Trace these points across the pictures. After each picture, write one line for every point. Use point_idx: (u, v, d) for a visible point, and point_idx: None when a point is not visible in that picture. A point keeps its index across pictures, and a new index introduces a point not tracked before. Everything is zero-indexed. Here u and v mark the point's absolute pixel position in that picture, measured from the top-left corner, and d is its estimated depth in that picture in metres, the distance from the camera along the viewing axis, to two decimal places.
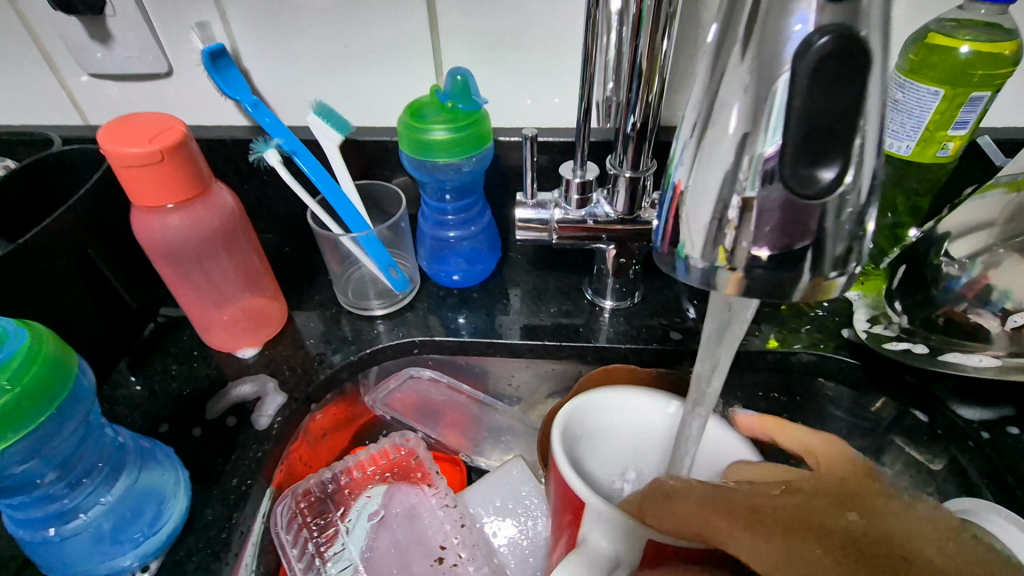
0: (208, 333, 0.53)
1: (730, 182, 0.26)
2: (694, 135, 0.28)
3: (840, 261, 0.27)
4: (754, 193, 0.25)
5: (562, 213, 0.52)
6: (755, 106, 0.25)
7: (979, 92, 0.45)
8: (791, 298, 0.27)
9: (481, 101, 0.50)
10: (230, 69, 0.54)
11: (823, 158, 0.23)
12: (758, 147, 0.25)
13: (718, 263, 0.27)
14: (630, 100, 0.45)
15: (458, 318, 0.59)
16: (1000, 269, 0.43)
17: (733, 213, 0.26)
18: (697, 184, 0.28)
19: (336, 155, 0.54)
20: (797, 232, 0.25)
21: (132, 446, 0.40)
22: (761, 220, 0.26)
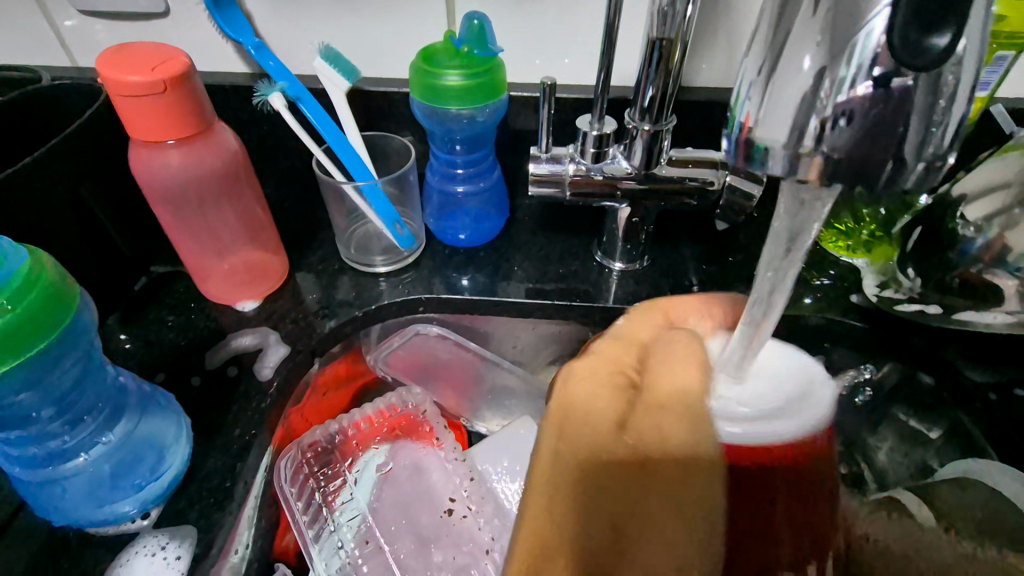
0: (208, 284, 0.52)
1: (807, 106, 0.22)
2: (759, 69, 0.24)
3: (925, 160, 0.22)
4: (835, 111, 0.22)
5: (577, 167, 0.51)
6: (839, 32, 0.21)
7: (1004, 51, 0.43)
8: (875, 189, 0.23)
9: (496, 50, 0.48)
10: (232, 9, 0.52)
11: (931, 26, 0.20)
12: (843, 65, 0.21)
13: (797, 157, 0.23)
14: (650, 52, 0.43)
15: (462, 278, 0.58)
16: (1017, 230, 0.42)
17: (810, 137, 0.22)
18: (770, 111, 0.23)
19: (343, 102, 0.52)
20: (880, 148, 0.22)
21: (134, 392, 0.39)
22: (844, 139, 0.22)
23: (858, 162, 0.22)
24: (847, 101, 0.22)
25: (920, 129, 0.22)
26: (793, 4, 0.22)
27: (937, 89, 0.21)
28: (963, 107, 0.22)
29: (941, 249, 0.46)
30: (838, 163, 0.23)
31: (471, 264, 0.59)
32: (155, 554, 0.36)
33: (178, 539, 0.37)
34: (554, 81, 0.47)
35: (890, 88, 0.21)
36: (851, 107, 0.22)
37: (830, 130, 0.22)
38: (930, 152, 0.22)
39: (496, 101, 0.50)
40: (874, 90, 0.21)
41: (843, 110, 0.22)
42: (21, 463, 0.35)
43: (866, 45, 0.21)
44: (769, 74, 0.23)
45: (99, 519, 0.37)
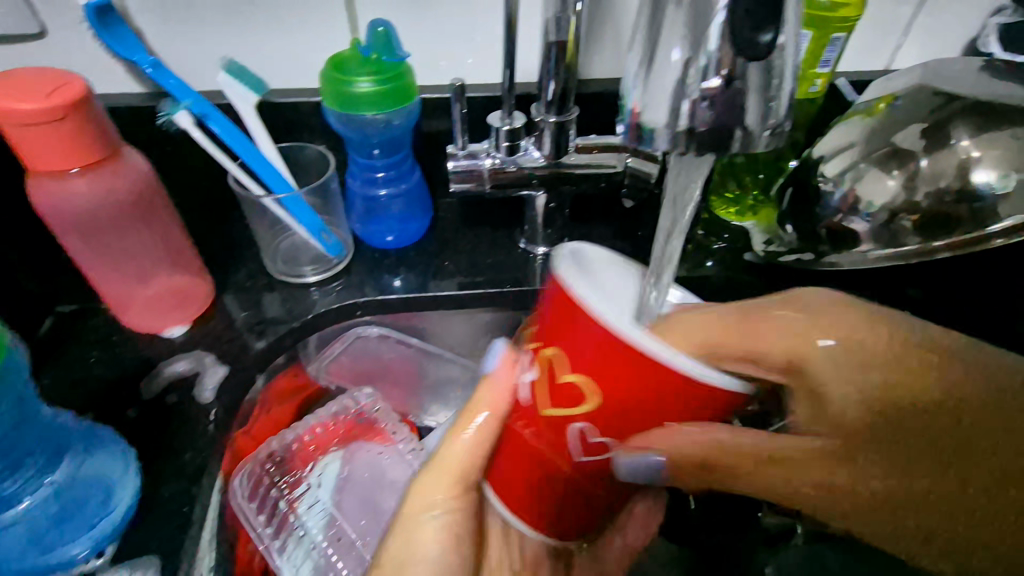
0: (129, 314, 0.50)
1: (678, 92, 0.27)
2: (639, 62, 0.28)
3: (768, 127, 0.27)
4: (699, 94, 0.26)
5: (494, 162, 0.54)
6: (696, 28, 0.26)
7: (838, 33, 0.51)
8: (733, 151, 0.28)
9: (403, 56, 0.50)
10: (121, 27, 0.50)
11: (762, 24, 0.24)
12: (700, 58, 0.26)
13: (676, 137, 0.28)
14: (548, 50, 0.47)
15: (394, 279, 0.60)
16: (863, 182, 0.50)
17: (683, 118, 0.27)
18: (651, 100, 0.28)
19: (252, 116, 0.52)
20: (735, 118, 0.27)
21: (80, 433, 0.39)
22: (707, 116, 0.27)
23: (718, 133, 0.27)
24: (704, 87, 0.26)
25: (761, 104, 0.27)
26: (662, 7, 0.27)
27: (770, 71, 0.26)
28: (790, 89, 0.27)
29: (810, 205, 0.53)
30: (701, 139, 0.27)
31: (401, 265, 0.61)
32: None
33: (142, 570, 0.38)
34: (462, 81, 0.50)
35: (735, 76, 0.26)
36: (709, 94, 0.26)
37: (696, 112, 0.27)
38: (771, 122, 0.27)
39: (408, 105, 0.52)
40: (726, 80, 0.26)
41: (706, 93, 0.26)
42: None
43: (713, 39, 0.25)
44: (649, 69, 0.28)
45: (51, 561, 0.36)
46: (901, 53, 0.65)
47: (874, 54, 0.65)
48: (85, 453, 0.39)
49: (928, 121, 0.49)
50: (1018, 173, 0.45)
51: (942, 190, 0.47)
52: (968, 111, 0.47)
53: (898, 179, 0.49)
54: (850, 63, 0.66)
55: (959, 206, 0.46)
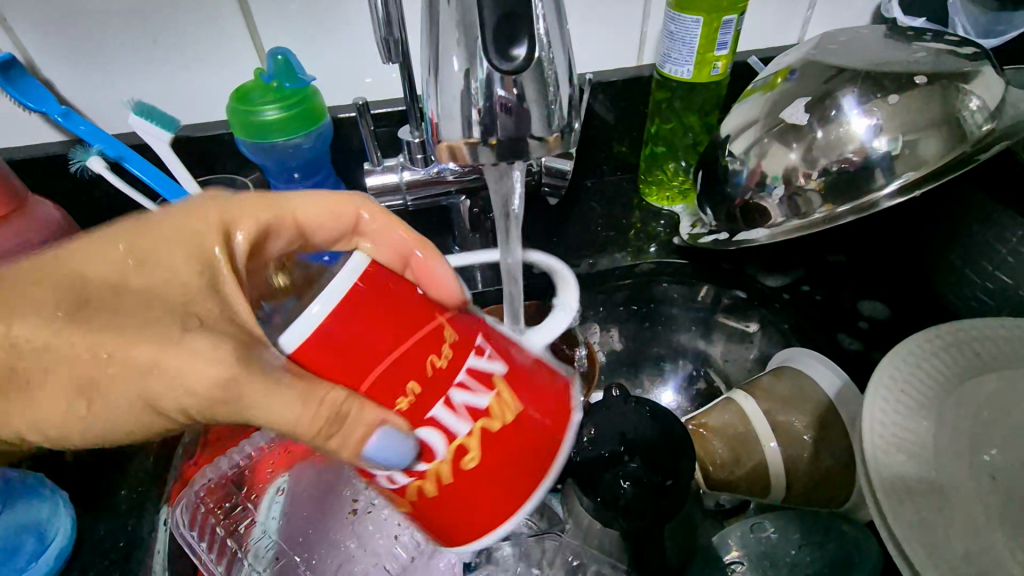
0: None
1: (466, 103, 0.30)
2: (430, 73, 0.31)
3: (554, 130, 0.30)
4: (482, 107, 0.29)
5: (412, 174, 0.55)
6: (468, 44, 0.28)
7: (729, 15, 0.52)
8: (529, 155, 0.31)
9: (307, 79, 0.52)
10: (25, 79, 0.50)
11: (513, 39, 0.27)
12: (477, 75, 0.29)
13: (475, 146, 0.30)
14: None
15: None
16: (768, 158, 0.51)
17: (476, 129, 0.30)
18: (446, 117, 0.31)
19: (169, 154, 0.53)
20: (522, 125, 0.30)
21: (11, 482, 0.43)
22: (495, 126, 0.30)
23: (512, 140, 0.30)
24: (487, 101, 0.29)
25: (542, 109, 0.29)
26: (437, 22, 0.29)
27: (543, 79, 0.29)
28: (568, 90, 0.30)
29: (720, 185, 0.54)
30: (498, 145, 0.30)
31: None
32: None
33: None
34: (365, 99, 0.51)
35: (510, 85, 0.28)
36: (494, 103, 0.29)
37: (482, 120, 0.30)
38: (556, 124, 0.30)
39: (318, 127, 0.53)
40: (507, 87, 0.28)
41: (488, 106, 0.29)
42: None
43: (482, 57, 0.28)
44: (439, 86, 0.30)
45: None
46: (811, 24, 0.67)
47: (785, 30, 0.66)
48: (24, 498, 0.42)
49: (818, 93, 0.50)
50: (906, 134, 0.46)
51: (839, 160, 0.48)
52: (855, 80, 0.48)
53: (798, 151, 0.50)
54: (763, 40, 0.67)
55: (851, 175, 0.48)
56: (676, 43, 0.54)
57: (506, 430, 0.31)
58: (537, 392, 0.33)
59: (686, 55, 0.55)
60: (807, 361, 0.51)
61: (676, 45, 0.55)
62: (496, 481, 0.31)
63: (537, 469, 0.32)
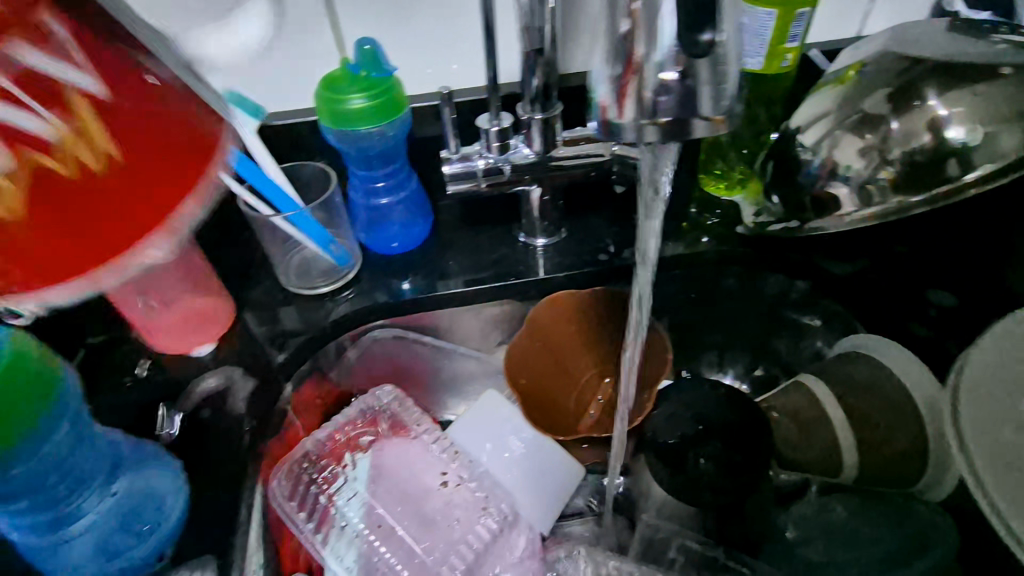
0: (156, 338, 0.53)
1: (639, 88, 0.30)
2: (608, 64, 0.31)
3: (721, 110, 0.30)
4: (654, 83, 0.30)
5: (486, 161, 0.56)
6: (649, 25, 0.29)
7: (803, 8, 0.53)
8: (692, 135, 0.30)
9: (390, 70, 0.53)
10: None
11: (698, 24, 0.28)
12: (656, 53, 0.30)
13: (641, 123, 0.31)
14: (529, 66, 0.51)
15: (402, 283, 0.62)
16: (840, 148, 0.52)
17: (644, 103, 0.30)
18: (613, 98, 0.31)
19: (255, 140, 0.55)
20: (691, 102, 0.30)
21: (132, 445, 0.42)
22: (664, 103, 0.30)
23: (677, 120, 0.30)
24: (661, 79, 0.30)
25: (712, 90, 0.30)
26: (615, 11, 0.31)
27: (716, 60, 0.29)
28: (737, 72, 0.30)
29: (791, 175, 0.55)
30: (663, 125, 0.30)
31: (407, 269, 0.63)
32: None
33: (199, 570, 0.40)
34: (448, 88, 0.53)
35: (685, 64, 0.29)
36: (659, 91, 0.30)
37: (653, 97, 0.30)
38: (723, 106, 0.30)
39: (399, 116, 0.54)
40: (679, 74, 0.29)
41: (661, 81, 0.30)
42: (35, 530, 0.38)
43: (665, 38, 0.29)
44: (614, 70, 0.31)
45: (115, 570, 0.39)
46: (871, 20, 0.67)
47: (844, 23, 0.67)
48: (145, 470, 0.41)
49: (895, 85, 0.51)
50: (985, 125, 0.47)
51: (913, 150, 0.49)
52: (932, 73, 0.50)
53: (871, 141, 0.51)
54: (823, 34, 0.68)
55: (924, 165, 0.49)
56: (748, 36, 0.56)
57: (104, 165, 0.22)
58: (163, 146, 0.23)
59: (756, 47, 0.56)
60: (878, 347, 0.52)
61: (747, 36, 0.56)
62: (90, 218, 0.21)
63: (156, 189, 0.22)
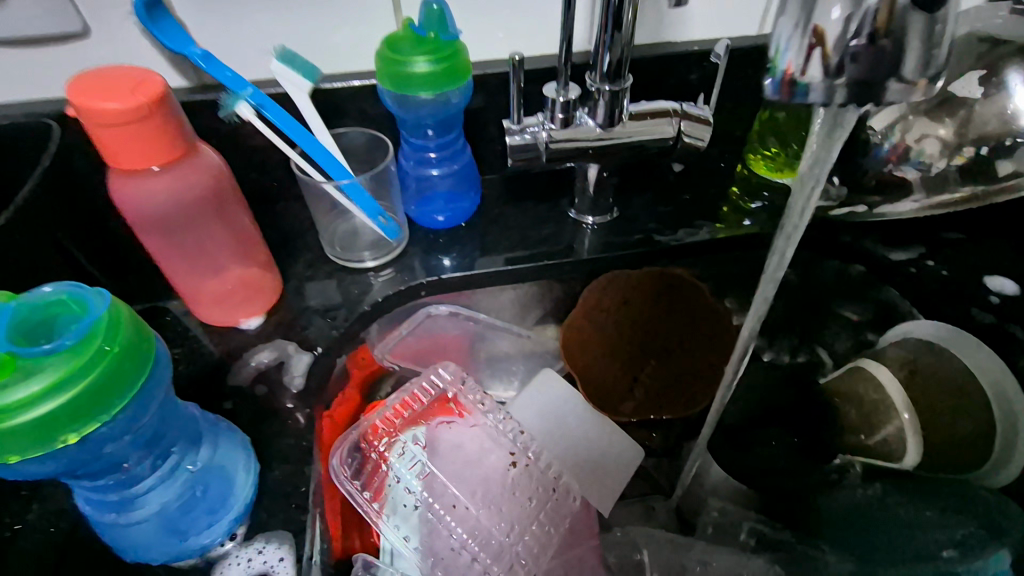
0: (204, 309, 0.51)
1: (842, 43, 0.28)
2: (795, 23, 0.29)
3: (928, 74, 0.29)
4: (859, 38, 0.28)
5: (549, 133, 0.54)
6: None
7: None
8: (882, 98, 0.30)
9: (456, 33, 0.51)
10: (166, 19, 0.48)
11: None
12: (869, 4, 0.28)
13: (831, 81, 0.29)
14: (607, 40, 0.50)
15: (441, 259, 0.60)
16: (912, 133, 0.52)
17: (835, 60, 0.29)
18: (803, 52, 0.29)
19: (308, 103, 0.52)
20: (892, 63, 0.29)
21: (204, 419, 0.39)
22: (860, 61, 0.29)
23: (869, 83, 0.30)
24: (865, 35, 0.28)
25: (921, 52, 0.29)
26: None
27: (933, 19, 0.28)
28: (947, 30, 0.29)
29: (855, 159, 0.55)
30: (851, 86, 0.30)
31: (453, 244, 0.61)
32: (254, 559, 0.38)
33: (276, 542, 0.38)
34: (519, 54, 0.50)
35: (898, 20, 0.28)
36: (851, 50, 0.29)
37: (853, 53, 0.29)
38: (928, 71, 0.29)
39: (461, 84, 0.52)
40: (873, 35, 0.28)
41: (865, 38, 0.28)
42: (104, 506, 0.35)
43: None
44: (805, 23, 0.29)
45: (181, 549, 0.37)
46: None
47: None
48: (215, 445, 0.39)
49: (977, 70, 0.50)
50: None
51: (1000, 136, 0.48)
52: (1018, 53, 0.48)
53: (949, 128, 0.50)
54: None
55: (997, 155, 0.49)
56: None
57: None
58: None
59: None
60: (937, 331, 0.52)
61: None
62: None
63: None
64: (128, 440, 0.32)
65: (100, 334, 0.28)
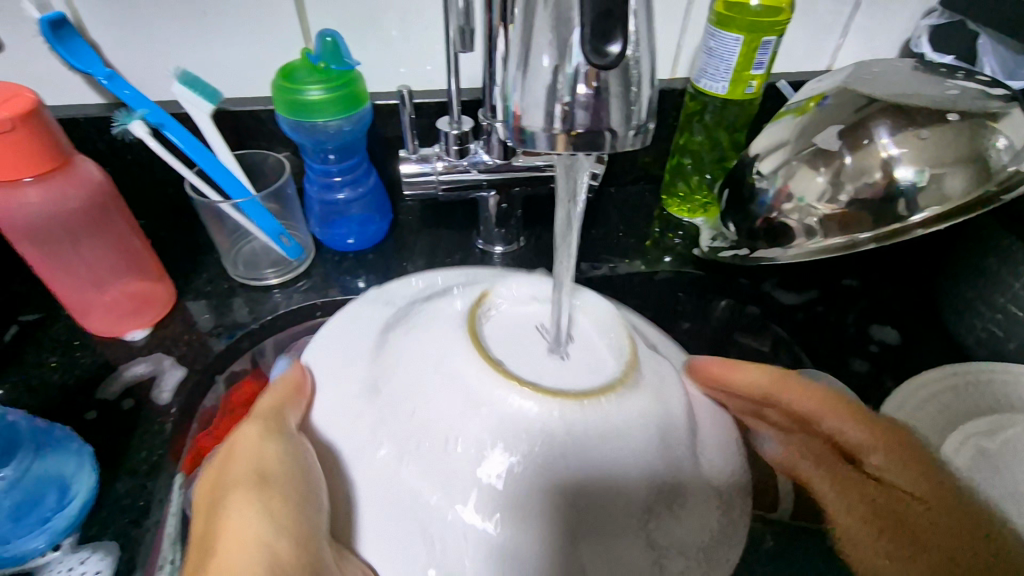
0: (88, 319, 0.52)
1: (547, 101, 0.25)
2: (521, 78, 0.26)
3: (632, 125, 0.25)
4: (577, 102, 0.25)
5: (445, 165, 0.55)
6: (561, 36, 0.24)
7: (769, 36, 0.53)
8: (605, 150, 0.26)
9: (352, 64, 0.51)
10: (74, 39, 0.50)
11: (606, 32, 0.23)
12: (567, 67, 0.24)
13: (557, 130, 0.26)
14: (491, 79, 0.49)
15: (357, 281, 0.60)
16: (795, 179, 0.52)
17: (570, 89, 0.25)
18: (528, 99, 0.26)
19: (209, 125, 0.53)
20: (595, 138, 0.25)
21: (28, 430, 0.42)
22: (587, 98, 0.25)
23: (591, 133, 0.25)
24: (573, 100, 0.25)
25: (624, 101, 0.25)
26: (532, 19, 0.25)
27: (628, 76, 0.24)
28: (651, 98, 0.26)
29: (745, 202, 0.55)
30: (577, 139, 0.26)
31: (360, 266, 0.62)
32: (74, 569, 0.39)
33: (101, 553, 0.40)
34: (410, 89, 0.52)
35: (593, 83, 0.24)
36: (574, 103, 0.25)
37: (569, 107, 0.25)
38: (635, 119, 0.25)
39: (359, 111, 0.53)
40: (595, 92, 0.24)
41: (581, 94, 0.25)
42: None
43: (576, 51, 0.24)
44: (523, 73, 0.26)
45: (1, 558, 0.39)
46: (840, 55, 0.68)
47: (813, 58, 0.68)
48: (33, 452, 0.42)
49: (850, 122, 0.51)
50: (932, 167, 0.47)
51: (863, 187, 0.49)
52: (887, 110, 0.49)
53: (825, 176, 0.51)
54: (794, 63, 0.68)
55: (879, 201, 0.49)
56: (713, 59, 0.55)
57: None
58: None
59: (722, 72, 0.56)
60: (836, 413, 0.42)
61: (713, 61, 0.56)
62: None
63: None
64: None
65: None
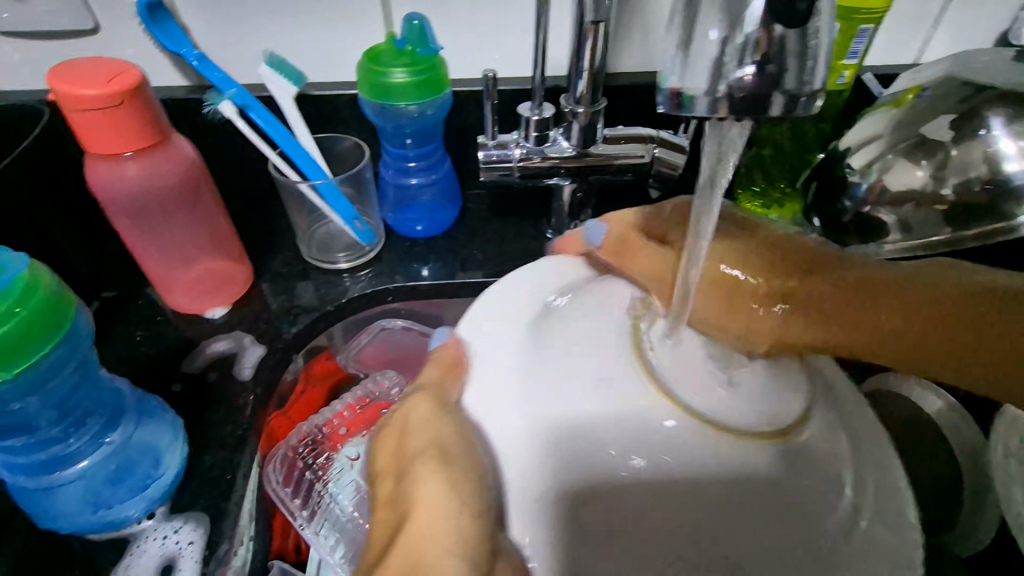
0: (172, 295, 0.53)
1: (713, 71, 0.27)
2: (681, 52, 0.28)
3: (803, 89, 0.26)
4: (748, 68, 0.26)
5: (523, 151, 0.55)
6: (732, 7, 0.26)
7: (866, 24, 0.51)
8: (771, 114, 0.27)
9: (437, 48, 0.51)
10: (168, 22, 0.51)
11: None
12: (739, 35, 0.26)
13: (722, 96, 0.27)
14: (579, 63, 0.49)
15: (423, 268, 0.60)
16: (892, 172, 0.50)
17: (741, 57, 0.26)
18: (689, 71, 0.28)
19: (291, 107, 0.53)
20: (761, 103, 0.27)
21: (135, 402, 0.43)
22: (762, 63, 0.26)
23: (758, 98, 0.27)
24: (739, 71, 0.26)
25: (797, 66, 0.26)
26: None
27: (803, 44, 0.26)
28: (824, 65, 0.27)
29: (836, 195, 0.53)
30: (738, 104, 0.27)
31: (430, 253, 0.61)
32: (169, 537, 0.41)
33: (191, 524, 0.42)
34: (494, 74, 0.51)
35: (768, 51, 0.26)
36: (740, 74, 0.26)
37: (739, 75, 0.26)
38: (806, 84, 0.27)
39: (441, 95, 0.53)
40: (761, 62, 0.26)
41: (752, 63, 0.26)
42: (24, 472, 0.39)
43: (751, 19, 0.25)
44: (685, 49, 0.27)
45: (101, 522, 0.40)
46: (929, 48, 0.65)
47: (902, 50, 0.65)
48: (136, 419, 0.43)
49: (956, 112, 0.49)
50: None
51: (968, 182, 0.46)
52: (999, 100, 0.47)
53: (926, 169, 0.48)
54: (879, 56, 0.66)
55: (987, 195, 0.46)
56: None
57: None
58: None
59: None
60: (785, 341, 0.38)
61: None
62: None
63: None
64: (34, 396, 0.36)
65: (17, 297, 0.31)
